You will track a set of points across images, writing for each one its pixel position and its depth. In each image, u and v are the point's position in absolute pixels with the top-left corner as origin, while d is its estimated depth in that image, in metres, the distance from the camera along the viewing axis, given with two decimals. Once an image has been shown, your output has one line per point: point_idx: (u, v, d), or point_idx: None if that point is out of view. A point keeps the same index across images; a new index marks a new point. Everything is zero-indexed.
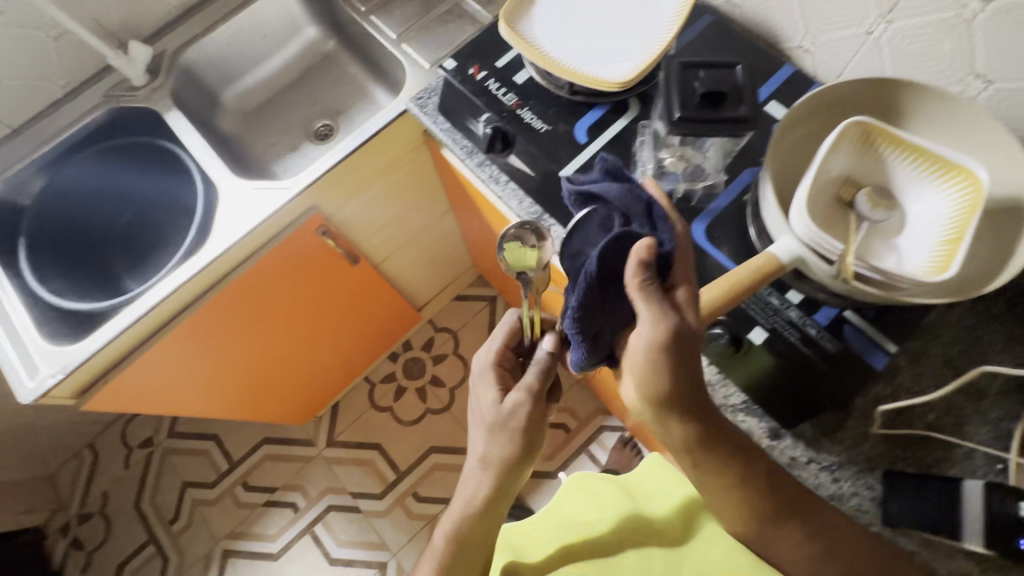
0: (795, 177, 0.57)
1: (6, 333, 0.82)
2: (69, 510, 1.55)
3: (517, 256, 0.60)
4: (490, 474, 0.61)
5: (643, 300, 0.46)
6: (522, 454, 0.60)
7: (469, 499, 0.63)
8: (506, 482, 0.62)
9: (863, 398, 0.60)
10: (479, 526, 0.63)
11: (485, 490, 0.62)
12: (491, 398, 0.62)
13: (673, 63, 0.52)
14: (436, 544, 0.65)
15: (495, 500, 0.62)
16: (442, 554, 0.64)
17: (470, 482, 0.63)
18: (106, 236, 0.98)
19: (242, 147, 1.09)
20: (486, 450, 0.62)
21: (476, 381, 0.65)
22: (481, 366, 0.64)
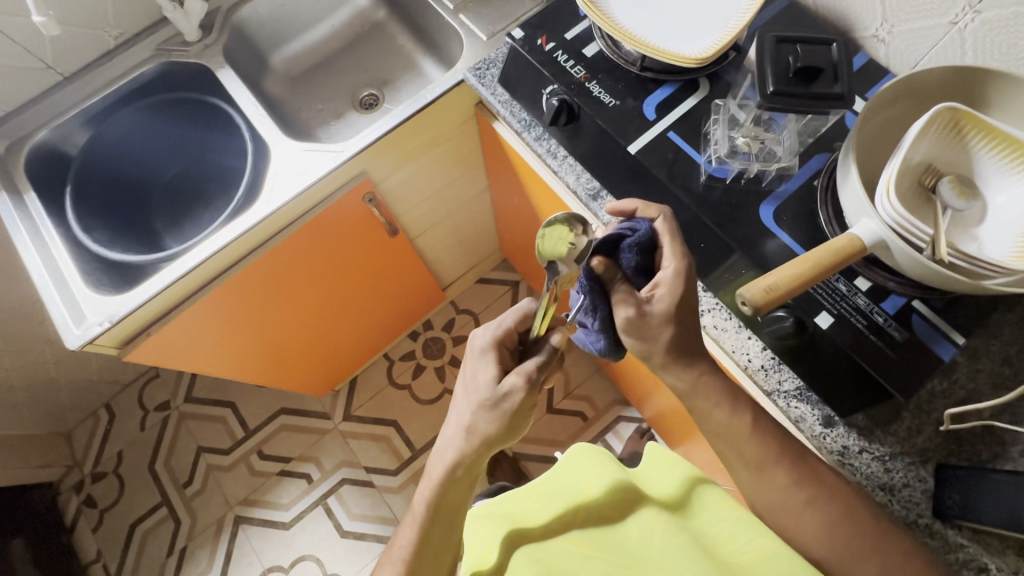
0: (874, 165, 0.58)
1: (51, 280, 0.81)
2: (83, 468, 1.49)
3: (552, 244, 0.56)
4: (474, 444, 0.57)
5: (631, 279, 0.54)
6: (505, 432, 0.56)
7: (449, 465, 0.59)
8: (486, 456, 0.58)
9: (926, 389, 0.60)
10: (455, 488, 0.60)
11: (466, 459, 0.58)
12: (488, 378, 0.57)
13: (768, 38, 0.55)
14: (417, 507, 0.62)
15: (473, 469, 0.59)
16: (421, 519, 0.61)
17: (451, 451, 0.59)
18: (152, 187, 1.04)
19: (288, 111, 1.09)
20: (473, 421, 0.57)
21: (474, 359, 0.60)
22: (482, 344, 0.59)
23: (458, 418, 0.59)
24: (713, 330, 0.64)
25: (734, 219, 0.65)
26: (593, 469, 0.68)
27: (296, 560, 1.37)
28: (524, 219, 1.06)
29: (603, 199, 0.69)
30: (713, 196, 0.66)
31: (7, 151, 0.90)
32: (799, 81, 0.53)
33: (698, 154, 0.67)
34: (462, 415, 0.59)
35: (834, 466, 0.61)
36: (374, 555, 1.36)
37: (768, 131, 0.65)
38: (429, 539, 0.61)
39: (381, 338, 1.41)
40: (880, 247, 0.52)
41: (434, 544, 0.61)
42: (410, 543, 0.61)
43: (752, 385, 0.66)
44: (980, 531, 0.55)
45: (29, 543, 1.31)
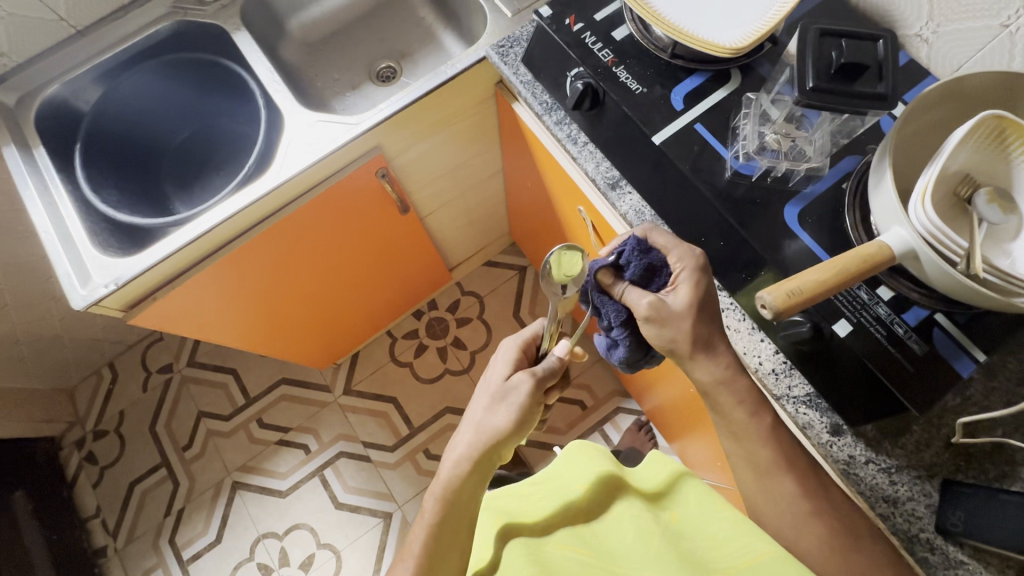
0: (908, 172, 0.56)
1: (58, 238, 0.80)
2: (85, 425, 1.50)
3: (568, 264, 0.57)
4: (483, 438, 0.58)
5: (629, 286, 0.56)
6: (514, 429, 0.58)
7: (457, 460, 0.60)
8: (493, 451, 0.58)
9: (940, 405, 0.58)
10: (468, 489, 0.60)
11: (474, 453, 0.58)
12: (501, 374, 0.61)
13: (811, 30, 0.53)
14: (427, 508, 0.62)
15: (479, 465, 0.59)
16: (431, 517, 0.61)
17: (459, 450, 0.60)
18: (164, 151, 1.04)
19: (303, 79, 1.07)
20: (483, 418, 0.59)
21: (495, 359, 0.64)
22: (506, 347, 0.63)
23: (470, 417, 0.61)
24: (726, 330, 0.63)
25: (755, 218, 0.63)
26: (587, 466, 0.69)
27: (290, 528, 1.39)
28: (536, 202, 1.04)
29: (622, 188, 0.68)
30: (736, 193, 0.64)
31: (17, 104, 0.88)
32: (840, 78, 0.51)
33: (725, 149, 0.65)
34: (472, 414, 0.61)
35: (837, 474, 0.60)
36: (367, 528, 1.37)
37: (799, 130, 0.63)
38: (440, 538, 0.60)
39: (385, 316, 1.40)
40: (909, 256, 0.51)
41: (442, 545, 0.60)
42: (421, 540, 0.61)
43: (758, 388, 0.65)
44: (982, 549, 0.54)
45: (30, 496, 1.32)
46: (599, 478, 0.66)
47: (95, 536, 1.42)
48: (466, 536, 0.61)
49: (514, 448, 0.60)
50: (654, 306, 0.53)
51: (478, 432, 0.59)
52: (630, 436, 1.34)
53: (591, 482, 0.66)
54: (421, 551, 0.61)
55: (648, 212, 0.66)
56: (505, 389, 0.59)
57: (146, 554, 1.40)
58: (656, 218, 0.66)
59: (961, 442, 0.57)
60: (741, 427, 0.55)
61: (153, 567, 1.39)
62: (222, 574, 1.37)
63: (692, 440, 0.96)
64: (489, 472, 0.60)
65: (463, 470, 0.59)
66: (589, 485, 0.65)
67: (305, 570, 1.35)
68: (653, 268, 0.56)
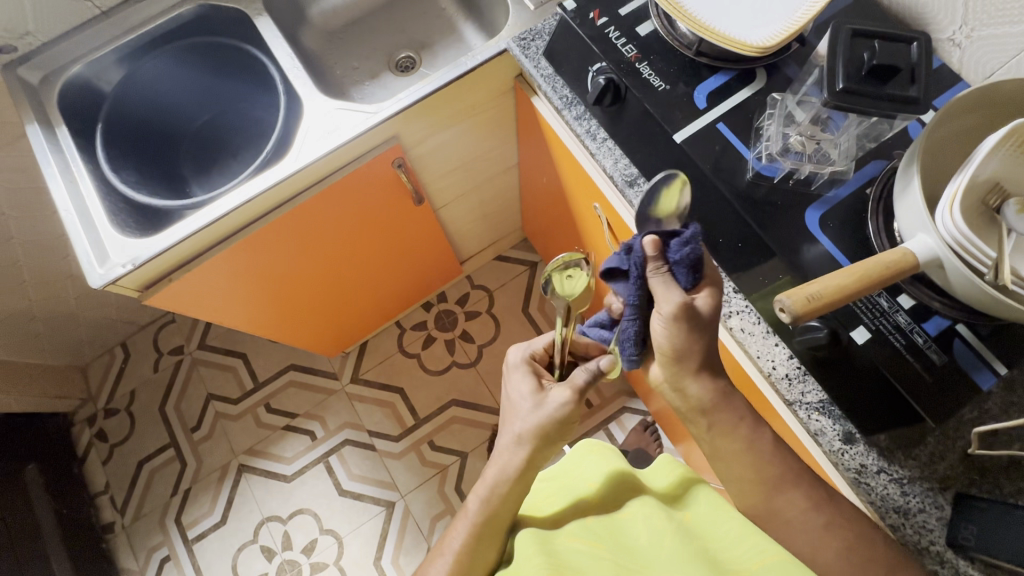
0: (936, 180, 0.55)
1: (78, 216, 0.81)
2: (96, 403, 1.53)
3: (666, 199, 0.57)
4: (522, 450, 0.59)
5: (661, 278, 0.53)
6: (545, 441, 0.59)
7: (502, 470, 0.60)
8: (538, 463, 0.60)
9: (958, 417, 0.57)
10: (512, 490, 0.60)
11: (518, 460, 0.59)
12: (528, 386, 0.62)
13: (843, 30, 0.52)
14: (469, 507, 0.62)
15: (524, 477, 0.60)
16: (473, 518, 0.61)
17: (501, 455, 0.61)
18: (182, 135, 1.05)
19: (322, 66, 1.07)
20: (521, 422, 0.60)
21: (511, 375, 0.64)
22: (516, 359, 0.65)
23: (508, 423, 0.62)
24: (739, 333, 0.62)
25: (775, 221, 0.62)
26: (596, 463, 0.70)
27: (294, 513, 1.40)
28: (550, 197, 1.03)
29: (640, 186, 0.67)
30: (757, 195, 0.63)
31: (41, 82, 0.90)
32: (870, 80, 0.50)
33: (747, 149, 0.65)
34: (509, 426, 0.61)
35: (848, 483, 0.59)
36: (370, 516, 1.38)
37: (825, 132, 0.62)
38: (482, 542, 0.61)
39: (396, 306, 1.41)
40: (932, 264, 0.50)
41: (484, 547, 0.61)
42: (463, 538, 0.61)
43: (769, 392, 0.64)
44: (993, 565, 0.53)
45: (42, 469, 1.35)
46: (611, 476, 0.66)
47: (104, 512, 1.44)
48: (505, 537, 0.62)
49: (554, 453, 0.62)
50: (685, 308, 0.52)
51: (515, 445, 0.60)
52: (635, 436, 1.34)
53: (603, 481, 0.66)
54: (461, 549, 0.61)
55: None
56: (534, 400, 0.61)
57: (152, 532, 1.42)
58: None
59: (976, 455, 0.56)
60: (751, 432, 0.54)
61: (159, 545, 1.41)
62: (226, 554, 1.39)
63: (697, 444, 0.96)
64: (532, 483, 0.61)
65: (508, 482, 0.60)
66: (601, 484, 0.66)
67: (307, 554, 1.37)
68: (698, 270, 0.54)
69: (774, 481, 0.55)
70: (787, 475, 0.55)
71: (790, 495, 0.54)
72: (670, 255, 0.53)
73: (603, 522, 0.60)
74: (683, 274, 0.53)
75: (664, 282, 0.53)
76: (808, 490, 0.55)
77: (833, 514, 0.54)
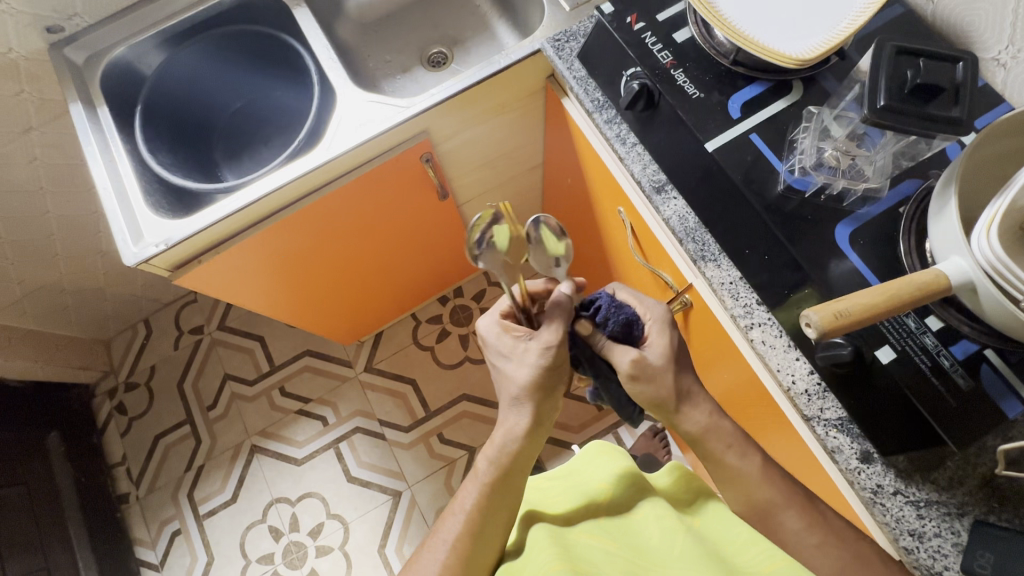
0: (975, 204, 0.54)
1: (115, 195, 0.83)
2: (118, 376, 1.57)
3: (551, 244, 0.61)
4: (528, 406, 0.61)
5: (611, 349, 0.60)
6: (547, 387, 0.61)
7: (510, 431, 0.62)
8: (544, 412, 0.62)
9: (982, 444, 0.56)
10: (524, 451, 0.62)
11: (526, 418, 0.61)
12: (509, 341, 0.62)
13: (888, 46, 0.51)
14: (478, 468, 0.63)
15: (532, 433, 0.62)
16: (484, 479, 0.62)
17: (510, 415, 0.62)
18: (216, 121, 1.07)
19: (355, 58, 1.08)
20: (526, 381, 0.60)
21: (489, 343, 0.63)
22: (488, 327, 0.63)
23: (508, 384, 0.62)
24: (760, 345, 0.62)
25: (804, 235, 0.62)
26: (604, 464, 0.70)
27: (302, 496, 1.43)
28: (573, 198, 1.03)
29: (667, 193, 0.67)
30: (787, 208, 0.63)
31: (85, 63, 0.92)
32: (913, 98, 0.49)
33: (780, 161, 0.65)
34: (507, 384, 0.62)
35: (863, 502, 0.59)
36: (376, 504, 1.40)
37: (861, 148, 0.62)
38: (496, 501, 0.62)
39: (413, 298, 1.42)
40: (964, 288, 0.50)
41: (497, 507, 0.62)
42: (475, 498, 0.62)
43: (786, 405, 0.64)
44: None
45: (64, 438, 1.39)
46: (622, 478, 0.66)
47: (119, 483, 1.48)
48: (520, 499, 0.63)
49: (556, 405, 0.64)
50: (637, 364, 0.59)
51: (521, 403, 0.61)
52: (644, 442, 1.33)
53: (613, 480, 0.67)
54: (473, 507, 0.62)
55: (691, 220, 0.66)
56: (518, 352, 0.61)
57: (165, 505, 1.45)
58: (700, 226, 0.65)
59: (996, 482, 0.55)
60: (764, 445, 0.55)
61: (171, 518, 1.44)
62: (235, 532, 1.42)
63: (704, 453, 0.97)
64: (540, 436, 0.64)
65: (519, 439, 0.62)
66: (611, 484, 0.66)
67: (314, 537, 1.39)
68: (631, 322, 0.61)
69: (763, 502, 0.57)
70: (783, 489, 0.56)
71: (784, 516, 0.56)
72: (601, 329, 0.61)
73: (615, 523, 0.61)
74: (626, 338, 0.61)
75: (614, 345, 0.61)
76: (802, 512, 0.56)
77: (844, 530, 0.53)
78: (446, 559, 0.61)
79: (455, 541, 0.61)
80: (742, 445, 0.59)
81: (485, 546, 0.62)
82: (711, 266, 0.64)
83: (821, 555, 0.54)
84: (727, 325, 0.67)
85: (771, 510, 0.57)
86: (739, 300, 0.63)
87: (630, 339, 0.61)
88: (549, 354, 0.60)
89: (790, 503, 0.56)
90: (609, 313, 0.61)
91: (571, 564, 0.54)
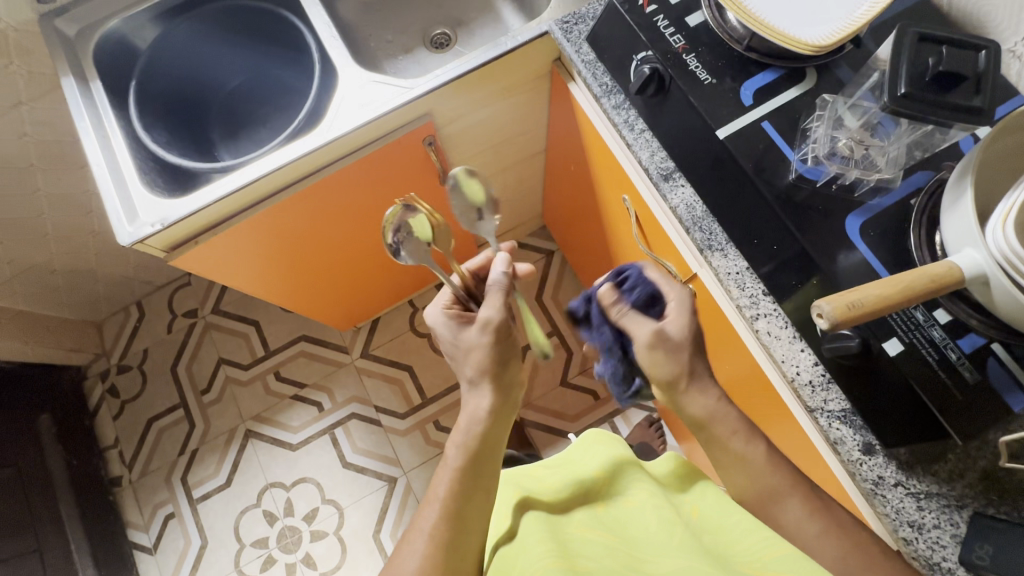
0: (989, 197, 0.54)
1: (108, 172, 0.81)
2: (110, 358, 1.55)
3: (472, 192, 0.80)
4: (490, 385, 0.63)
5: (624, 320, 0.61)
6: (498, 365, 0.64)
7: (475, 411, 0.63)
8: (505, 389, 0.64)
9: (984, 437, 0.56)
10: (491, 431, 0.63)
11: (487, 401, 0.63)
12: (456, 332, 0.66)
13: (910, 33, 0.50)
14: (447, 456, 0.63)
15: (498, 411, 0.64)
16: (454, 464, 0.62)
17: (473, 398, 0.64)
18: (213, 99, 1.04)
19: (357, 37, 1.05)
20: (483, 361, 0.63)
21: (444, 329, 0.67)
22: (436, 316, 0.67)
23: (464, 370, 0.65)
24: (766, 336, 0.61)
25: (814, 224, 0.61)
26: (601, 451, 0.70)
27: (297, 481, 1.42)
28: (577, 185, 1.02)
29: (675, 180, 0.66)
30: (797, 198, 0.62)
31: (77, 35, 0.89)
32: (934, 86, 0.49)
33: (792, 150, 0.64)
34: (464, 367, 0.65)
35: (863, 493, 0.59)
36: (371, 489, 1.40)
37: (873, 137, 0.62)
38: (470, 487, 0.61)
39: (411, 284, 1.41)
40: (977, 281, 0.49)
41: (472, 494, 0.61)
42: (447, 484, 0.61)
43: (788, 396, 0.64)
44: None
45: (55, 420, 1.37)
46: (619, 468, 0.66)
47: (112, 466, 1.46)
48: (493, 481, 0.63)
49: (516, 385, 0.66)
50: (655, 336, 0.58)
51: (479, 382, 0.64)
52: (640, 431, 1.34)
53: (609, 468, 0.66)
54: (447, 495, 0.60)
55: (699, 208, 0.65)
56: (466, 340, 0.64)
57: (158, 488, 1.45)
58: (707, 214, 0.65)
59: (996, 476, 0.55)
60: None
61: (164, 502, 1.43)
62: (229, 516, 1.41)
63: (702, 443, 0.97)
64: (505, 421, 0.65)
65: (483, 418, 0.63)
66: (607, 471, 0.66)
67: (308, 522, 1.39)
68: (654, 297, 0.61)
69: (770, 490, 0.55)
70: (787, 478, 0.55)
71: (785, 505, 0.55)
72: (625, 297, 0.62)
73: (612, 515, 0.60)
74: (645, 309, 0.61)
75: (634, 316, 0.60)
76: (804, 497, 0.55)
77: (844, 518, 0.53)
78: (426, 551, 0.58)
79: (432, 530, 0.59)
80: (749, 431, 0.57)
81: (465, 537, 0.60)
82: (717, 256, 0.64)
83: (822, 545, 0.53)
84: (732, 316, 0.66)
85: (773, 497, 0.55)
86: (745, 290, 0.62)
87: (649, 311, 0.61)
88: (489, 329, 0.63)
89: (792, 489, 0.55)
90: (633, 284, 0.62)
91: (569, 561, 0.52)
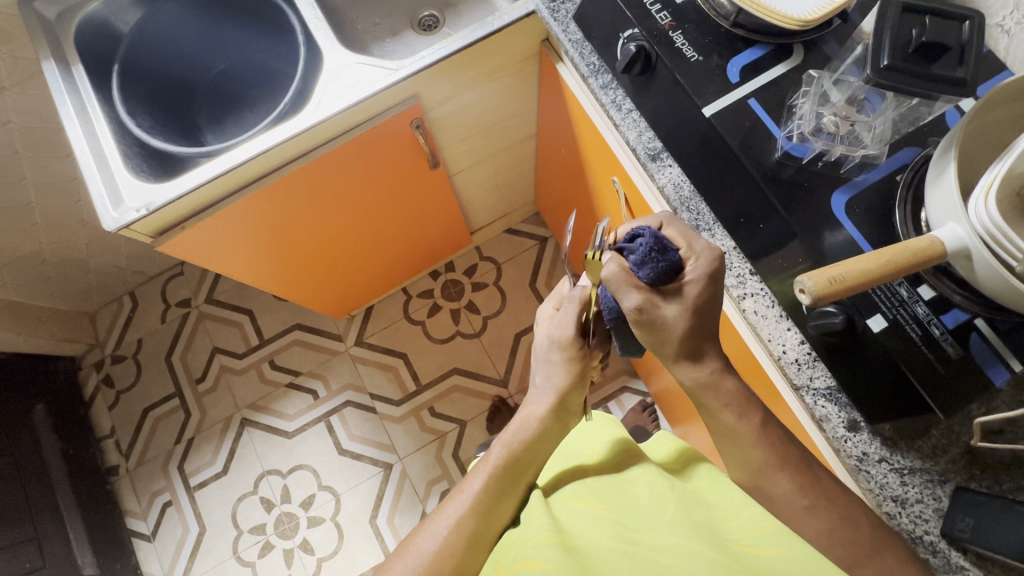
0: (970, 172, 0.54)
1: (92, 158, 0.80)
2: (104, 349, 1.54)
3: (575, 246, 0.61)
4: (551, 395, 0.63)
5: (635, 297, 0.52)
6: (576, 383, 0.62)
7: (526, 419, 0.63)
8: (565, 408, 0.63)
9: (964, 412, 0.56)
10: (540, 444, 0.63)
11: (542, 410, 0.63)
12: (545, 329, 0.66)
13: (893, 4, 0.50)
14: (490, 454, 0.63)
15: (550, 424, 0.63)
16: (496, 465, 0.61)
17: (530, 407, 0.64)
18: (199, 82, 1.03)
19: (344, 21, 1.04)
20: (551, 374, 0.63)
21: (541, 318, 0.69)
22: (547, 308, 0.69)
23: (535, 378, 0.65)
24: (752, 315, 0.61)
25: (801, 204, 0.61)
26: (598, 434, 0.70)
27: (293, 468, 1.43)
28: (566, 167, 1.01)
29: (663, 161, 0.65)
30: (784, 175, 0.62)
31: (58, 19, 0.87)
32: (916, 57, 0.49)
33: (779, 128, 0.64)
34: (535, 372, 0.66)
35: (848, 470, 0.59)
36: (367, 476, 1.41)
37: (860, 113, 0.63)
38: (504, 486, 0.61)
39: (404, 271, 1.41)
40: (960, 255, 0.49)
41: (504, 490, 0.61)
42: (483, 479, 0.61)
43: (778, 377, 0.64)
44: (985, 557, 0.53)
45: (51, 410, 1.37)
46: (611, 445, 0.67)
47: (109, 455, 1.47)
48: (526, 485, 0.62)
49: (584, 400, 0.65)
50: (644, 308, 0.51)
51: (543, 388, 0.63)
52: (633, 415, 1.35)
53: (605, 449, 0.67)
54: (481, 489, 0.60)
55: (686, 187, 0.64)
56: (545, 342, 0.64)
57: (155, 477, 1.45)
58: (694, 194, 0.64)
59: (978, 451, 0.56)
60: (759, 428, 0.55)
61: (161, 490, 1.44)
62: (226, 503, 1.42)
63: (694, 425, 0.99)
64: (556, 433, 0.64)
65: (533, 428, 0.63)
66: (603, 451, 0.66)
67: (304, 508, 1.40)
68: (673, 270, 0.51)
69: (760, 462, 0.54)
70: (773, 459, 0.54)
71: (775, 477, 0.54)
72: (637, 267, 0.52)
73: (603, 483, 0.60)
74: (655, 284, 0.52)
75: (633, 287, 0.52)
76: (795, 473, 0.54)
77: (820, 498, 0.53)
78: (448, 535, 0.58)
79: (458, 518, 0.59)
80: (742, 404, 0.55)
81: (488, 527, 0.60)
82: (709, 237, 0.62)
83: (810, 519, 0.53)
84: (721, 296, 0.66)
85: (764, 471, 0.54)
86: (731, 270, 0.62)
87: (666, 288, 0.52)
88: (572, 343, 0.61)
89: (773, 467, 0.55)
90: (649, 242, 0.51)
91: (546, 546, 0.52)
